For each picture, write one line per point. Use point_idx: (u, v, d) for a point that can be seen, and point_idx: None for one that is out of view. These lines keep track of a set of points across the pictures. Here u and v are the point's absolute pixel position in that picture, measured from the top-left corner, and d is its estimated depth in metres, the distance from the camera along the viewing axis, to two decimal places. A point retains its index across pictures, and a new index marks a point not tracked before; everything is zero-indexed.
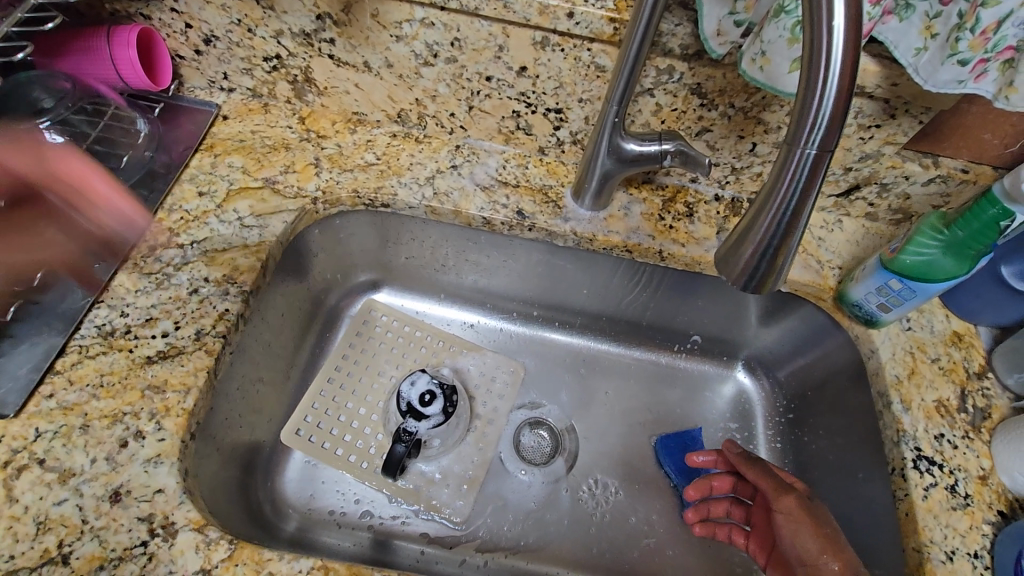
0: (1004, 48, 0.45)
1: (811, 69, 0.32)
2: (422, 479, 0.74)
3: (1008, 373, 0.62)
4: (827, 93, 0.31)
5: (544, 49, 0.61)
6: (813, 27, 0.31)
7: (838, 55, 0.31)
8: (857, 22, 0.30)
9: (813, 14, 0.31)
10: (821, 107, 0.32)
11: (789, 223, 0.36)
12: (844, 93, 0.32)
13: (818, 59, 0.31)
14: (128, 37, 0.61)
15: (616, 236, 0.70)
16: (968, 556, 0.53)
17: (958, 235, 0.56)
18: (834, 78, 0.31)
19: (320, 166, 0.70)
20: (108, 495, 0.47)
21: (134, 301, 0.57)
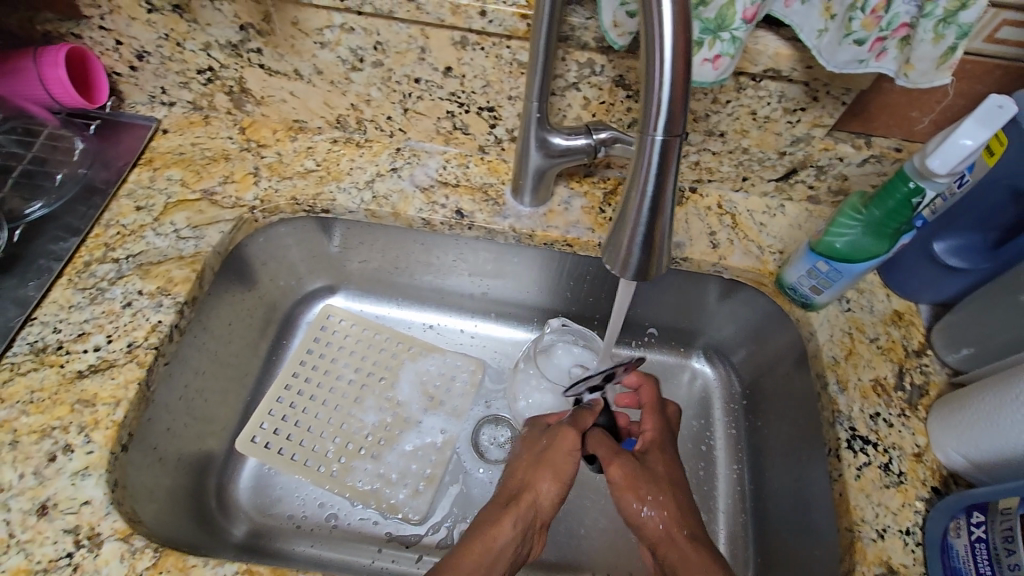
0: (899, 25, 0.46)
1: (651, 60, 0.34)
2: (379, 479, 0.73)
3: (946, 350, 0.62)
4: (665, 81, 0.34)
5: (465, 48, 0.62)
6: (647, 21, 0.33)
7: (669, 44, 0.33)
8: (683, 12, 0.33)
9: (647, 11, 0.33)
10: (662, 95, 0.35)
11: (654, 207, 0.38)
12: (680, 81, 0.34)
13: (654, 51, 0.34)
14: (55, 57, 0.63)
15: (555, 230, 0.70)
16: (900, 533, 0.53)
17: (875, 216, 0.57)
18: (669, 69, 0.34)
19: (259, 175, 0.70)
20: (35, 509, 0.48)
21: (67, 317, 0.58)
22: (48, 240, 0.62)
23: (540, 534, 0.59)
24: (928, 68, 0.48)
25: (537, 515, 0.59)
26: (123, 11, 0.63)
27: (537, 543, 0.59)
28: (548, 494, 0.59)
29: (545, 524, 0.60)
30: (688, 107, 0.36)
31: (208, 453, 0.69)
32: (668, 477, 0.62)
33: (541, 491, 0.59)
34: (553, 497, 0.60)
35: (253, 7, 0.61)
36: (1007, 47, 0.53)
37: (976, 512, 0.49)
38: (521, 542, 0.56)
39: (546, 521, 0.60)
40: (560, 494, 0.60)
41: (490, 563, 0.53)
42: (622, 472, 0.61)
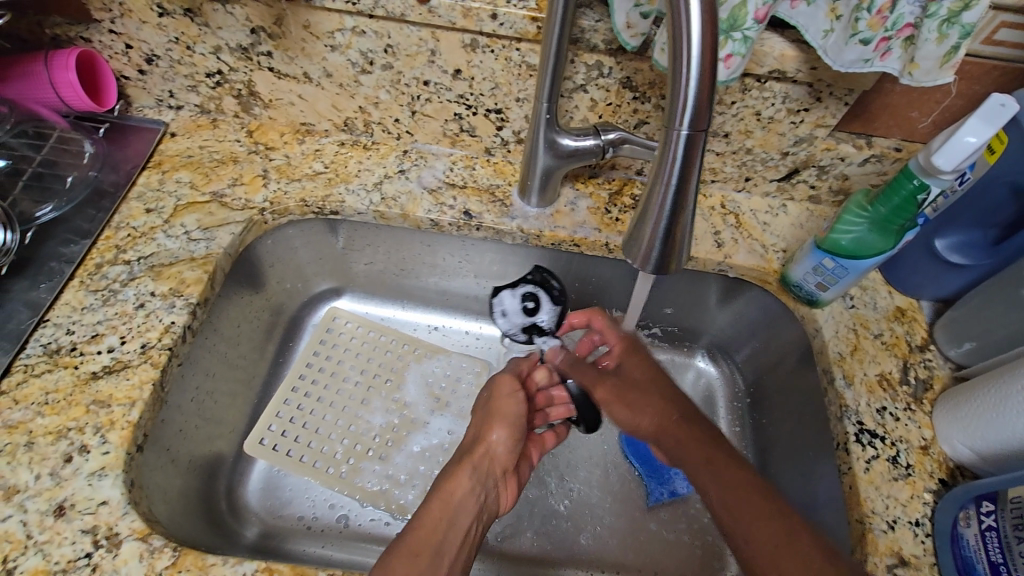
0: (903, 26, 0.48)
1: (678, 56, 0.35)
2: (388, 480, 0.73)
3: (949, 345, 0.63)
4: (691, 78, 0.35)
5: (475, 51, 0.63)
6: (675, 19, 0.34)
7: (697, 42, 0.34)
8: (711, 10, 0.33)
9: (675, 9, 0.34)
10: (689, 91, 0.35)
11: (678, 201, 0.39)
12: (707, 78, 0.35)
13: (681, 48, 0.34)
14: (66, 61, 0.63)
15: (562, 230, 0.70)
16: (909, 524, 0.54)
17: (881, 213, 0.58)
18: (696, 66, 0.34)
19: (268, 177, 0.71)
20: (53, 509, 0.48)
21: (80, 318, 0.58)
22: (59, 243, 0.62)
23: (509, 481, 0.64)
24: (931, 67, 0.49)
25: (494, 466, 0.64)
26: (134, 15, 0.63)
27: (503, 489, 0.63)
28: (500, 442, 0.65)
29: (508, 472, 0.64)
30: (713, 103, 0.36)
31: (218, 455, 0.69)
32: (651, 377, 0.65)
33: (492, 443, 0.65)
34: (506, 444, 0.65)
35: (264, 11, 0.62)
36: (1005, 48, 0.54)
37: (985, 502, 0.49)
38: (479, 491, 0.60)
39: (508, 468, 0.64)
40: (513, 444, 0.65)
41: (453, 516, 0.56)
42: (608, 393, 0.68)
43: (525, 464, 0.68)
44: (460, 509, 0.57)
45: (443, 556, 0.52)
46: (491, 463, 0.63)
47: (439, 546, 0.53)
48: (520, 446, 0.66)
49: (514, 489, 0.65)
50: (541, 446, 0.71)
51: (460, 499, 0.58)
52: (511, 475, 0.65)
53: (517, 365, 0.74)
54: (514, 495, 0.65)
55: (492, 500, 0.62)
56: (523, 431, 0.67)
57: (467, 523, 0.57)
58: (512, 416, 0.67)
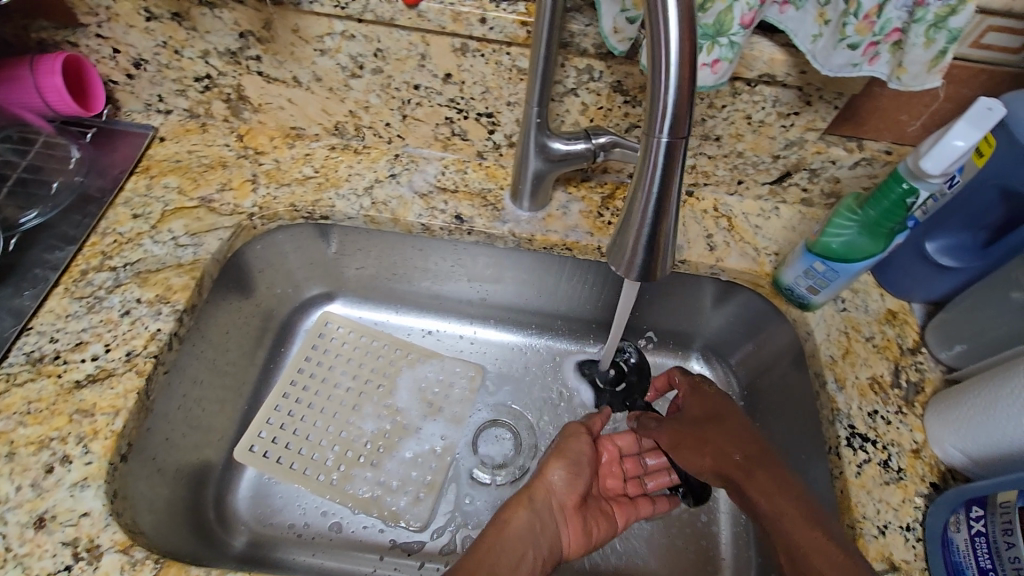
0: (891, 30, 0.48)
1: (656, 64, 0.35)
2: (379, 487, 0.72)
3: (940, 347, 0.63)
4: (670, 85, 0.35)
5: (465, 55, 0.62)
6: (654, 27, 0.34)
7: (676, 49, 0.34)
8: (688, 17, 0.33)
9: (654, 17, 0.34)
10: (668, 98, 0.35)
11: (660, 208, 0.39)
12: (685, 86, 0.35)
13: (660, 55, 0.34)
14: (52, 65, 0.62)
15: (554, 234, 0.70)
16: (900, 529, 0.54)
17: (871, 216, 0.58)
18: (674, 73, 0.34)
19: (257, 182, 0.70)
20: (33, 521, 0.47)
21: (65, 326, 0.57)
22: (43, 249, 0.61)
23: (576, 517, 0.65)
24: (920, 71, 0.49)
25: (552, 501, 0.65)
26: (121, 19, 0.63)
27: (569, 525, 0.64)
28: (558, 479, 0.66)
29: (569, 507, 0.65)
30: (693, 110, 0.36)
31: (206, 463, 0.68)
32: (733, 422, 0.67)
33: (552, 482, 0.66)
34: (565, 483, 0.66)
35: (252, 15, 0.61)
36: (992, 51, 0.55)
37: (975, 506, 0.49)
38: (537, 526, 0.62)
39: (574, 506, 0.65)
40: (572, 481, 0.67)
41: (507, 544, 0.59)
42: (669, 439, 0.68)
43: (596, 508, 0.68)
44: (513, 541, 0.60)
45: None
46: (551, 502, 0.65)
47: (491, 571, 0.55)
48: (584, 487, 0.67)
49: (580, 526, 0.65)
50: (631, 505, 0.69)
51: (514, 530, 0.61)
52: (581, 516, 0.65)
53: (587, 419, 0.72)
54: (580, 538, 0.64)
55: (556, 537, 0.63)
56: (583, 469, 0.68)
57: (522, 554, 0.59)
58: (574, 455, 0.68)
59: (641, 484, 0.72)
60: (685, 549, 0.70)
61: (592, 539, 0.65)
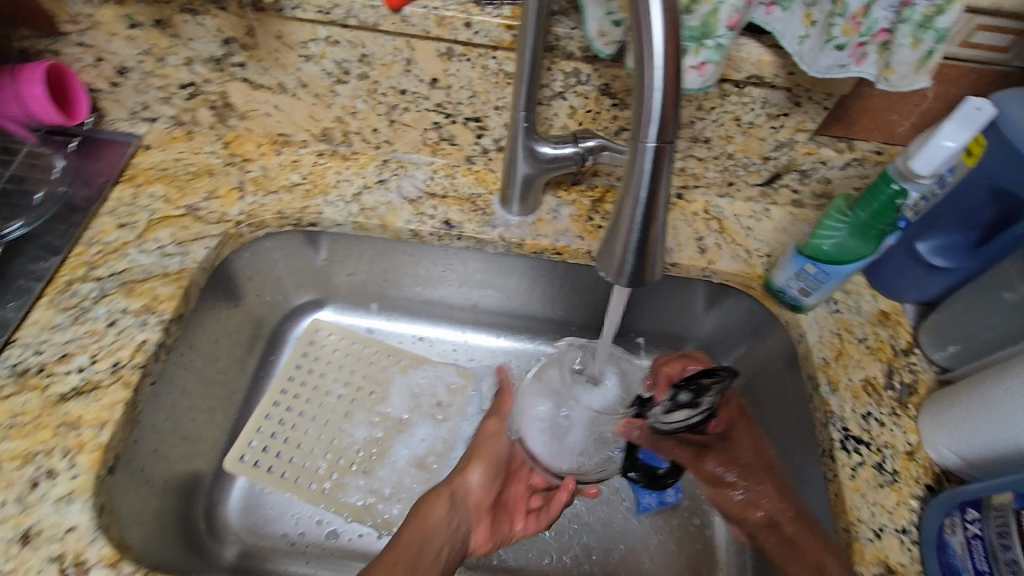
0: (878, 31, 0.47)
1: (641, 70, 0.34)
2: (371, 495, 0.72)
3: (933, 348, 0.63)
4: (656, 91, 0.34)
5: (451, 59, 0.62)
6: (639, 30, 0.34)
7: (662, 55, 0.33)
8: (673, 24, 0.33)
9: (640, 22, 0.33)
10: (655, 102, 0.35)
11: (648, 214, 0.38)
12: (672, 91, 0.34)
13: (645, 59, 0.34)
14: (33, 74, 0.62)
15: (544, 239, 0.69)
16: (896, 532, 0.53)
17: (861, 218, 0.57)
18: (660, 78, 0.34)
19: (244, 190, 0.70)
20: (18, 537, 0.47)
21: (49, 338, 0.57)
22: (28, 260, 0.61)
23: (484, 518, 0.64)
24: (908, 72, 0.49)
25: (470, 502, 0.63)
26: (103, 27, 0.62)
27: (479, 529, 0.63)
28: (476, 480, 0.65)
29: (483, 508, 0.64)
30: (679, 116, 0.36)
31: (195, 474, 0.67)
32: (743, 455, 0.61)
33: (470, 482, 0.64)
34: (482, 482, 0.65)
35: (236, 22, 0.61)
36: (981, 50, 0.54)
37: (970, 509, 0.49)
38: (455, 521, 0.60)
39: (485, 507, 0.64)
40: (488, 482, 0.65)
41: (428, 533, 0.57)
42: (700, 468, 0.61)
43: (506, 505, 0.67)
44: (431, 535, 0.57)
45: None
46: (467, 505, 0.63)
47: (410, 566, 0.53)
48: (495, 486, 0.66)
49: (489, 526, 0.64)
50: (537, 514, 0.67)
51: (435, 525, 0.58)
52: (484, 515, 0.64)
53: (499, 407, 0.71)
54: (488, 538, 0.63)
55: (467, 535, 0.61)
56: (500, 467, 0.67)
57: (445, 555, 0.57)
58: (491, 457, 0.66)
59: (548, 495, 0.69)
60: (680, 553, 0.70)
61: (495, 540, 0.64)
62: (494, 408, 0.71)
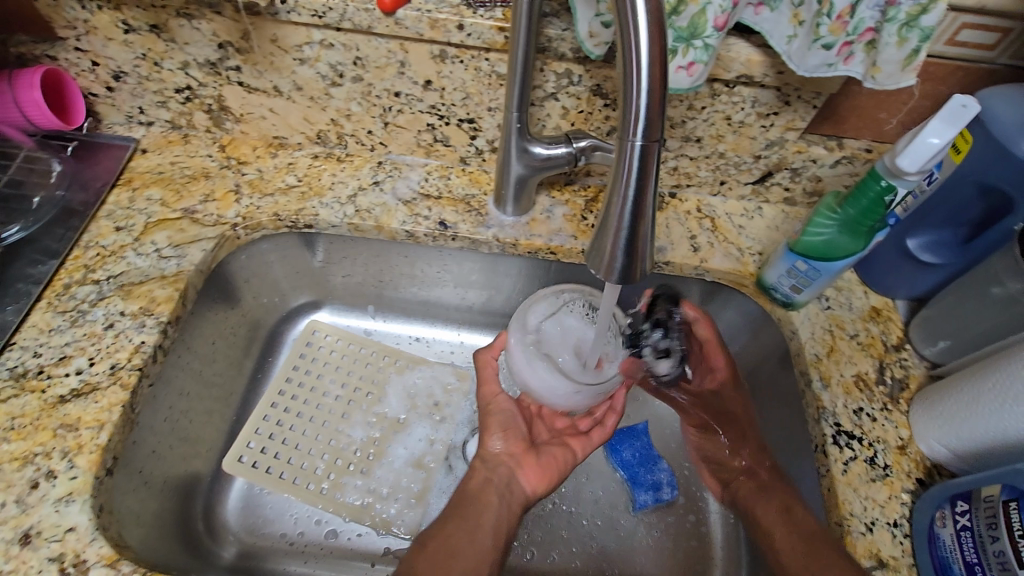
0: (865, 30, 0.48)
1: (627, 70, 0.35)
2: (369, 495, 0.72)
3: (924, 344, 0.63)
4: (641, 90, 0.35)
5: (444, 61, 0.63)
6: (624, 30, 0.34)
7: (646, 55, 0.34)
8: (659, 23, 0.33)
9: (624, 22, 0.34)
10: (640, 102, 0.35)
11: (636, 211, 0.38)
12: (657, 91, 0.35)
13: (631, 60, 0.34)
14: (31, 79, 0.63)
15: (538, 239, 0.70)
16: (887, 526, 0.54)
17: (850, 214, 0.58)
18: (646, 77, 0.34)
19: (240, 193, 0.70)
20: (18, 538, 0.47)
21: (47, 341, 0.57)
22: (26, 263, 0.61)
23: (530, 462, 0.65)
24: (895, 70, 0.49)
25: (501, 463, 0.65)
26: (99, 32, 0.63)
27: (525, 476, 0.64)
28: (497, 446, 0.65)
29: (519, 454, 0.65)
30: (666, 115, 0.36)
31: (194, 475, 0.68)
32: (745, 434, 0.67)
33: (490, 448, 0.65)
34: (504, 444, 0.65)
35: (231, 26, 0.61)
36: (967, 49, 0.55)
37: (959, 501, 0.49)
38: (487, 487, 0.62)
39: (523, 451, 0.65)
40: (508, 437, 0.66)
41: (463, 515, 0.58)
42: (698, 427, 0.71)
43: (551, 445, 0.67)
44: (472, 506, 0.59)
45: (454, 558, 0.54)
46: (501, 464, 0.64)
47: (457, 539, 0.56)
48: (518, 436, 0.66)
49: (536, 471, 0.64)
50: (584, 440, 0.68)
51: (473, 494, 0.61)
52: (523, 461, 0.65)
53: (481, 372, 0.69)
54: (542, 477, 0.64)
55: (514, 485, 0.63)
56: (514, 424, 0.67)
57: (493, 514, 0.59)
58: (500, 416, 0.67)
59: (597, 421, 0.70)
60: (675, 549, 0.70)
61: (553, 478, 0.65)
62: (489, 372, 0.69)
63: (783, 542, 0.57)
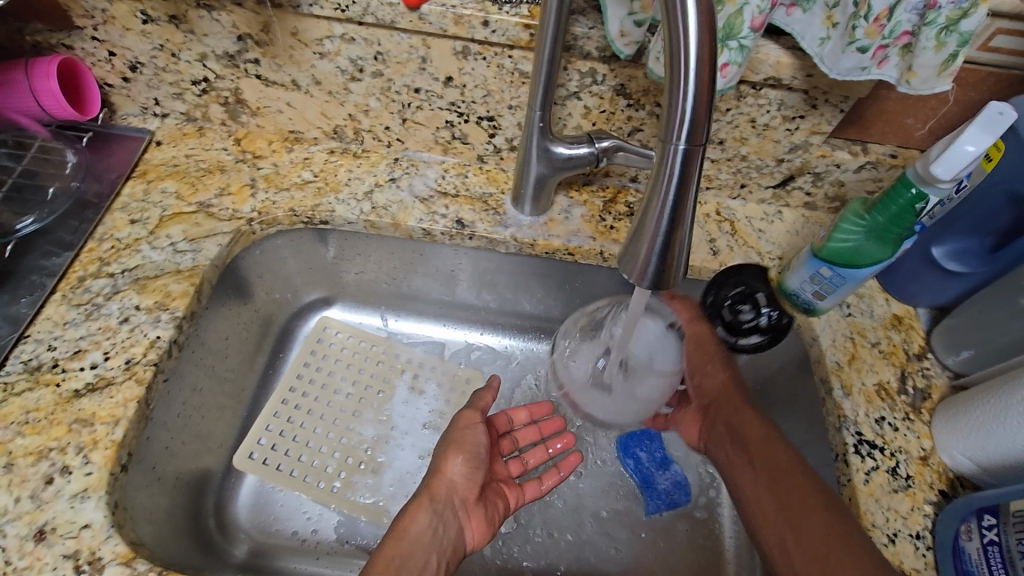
0: (901, 33, 0.47)
1: (673, 72, 0.34)
2: (381, 495, 0.72)
3: (946, 353, 0.62)
4: (689, 91, 0.34)
5: (466, 58, 0.62)
6: (672, 27, 0.33)
7: (695, 57, 0.33)
8: (709, 26, 0.32)
9: (672, 17, 0.32)
10: (686, 105, 0.34)
11: (675, 217, 0.37)
12: (704, 92, 0.34)
13: (678, 58, 0.33)
14: (47, 68, 0.62)
15: (556, 239, 0.69)
16: (910, 537, 0.53)
17: (878, 222, 0.57)
18: (693, 80, 0.33)
19: (255, 187, 0.69)
20: (33, 534, 0.47)
21: (62, 334, 0.57)
22: (39, 255, 0.60)
23: (476, 511, 0.62)
24: (930, 75, 0.48)
25: (454, 498, 0.61)
26: (117, 22, 0.62)
27: (473, 522, 0.61)
28: (457, 472, 0.61)
29: (471, 501, 0.61)
30: (711, 119, 0.35)
31: (204, 471, 0.67)
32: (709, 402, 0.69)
33: (451, 478, 0.61)
34: (465, 475, 0.62)
35: (251, 18, 0.60)
36: (1000, 54, 0.54)
37: (986, 515, 0.49)
38: (438, 527, 0.57)
39: (475, 499, 0.62)
40: (470, 473, 0.62)
41: (413, 547, 0.55)
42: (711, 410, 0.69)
43: (492, 491, 0.65)
44: (413, 551, 0.54)
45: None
46: (451, 505, 0.60)
47: None
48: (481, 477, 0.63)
49: (483, 517, 0.62)
50: (516, 490, 0.67)
51: (414, 539, 0.55)
52: (474, 506, 0.62)
53: (476, 400, 0.68)
54: (484, 528, 0.62)
55: (459, 535, 0.59)
56: (480, 458, 0.64)
57: (426, 560, 0.55)
58: (472, 446, 0.64)
59: (521, 462, 0.71)
60: (687, 554, 0.69)
61: (494, 524, 0.63)
62: (471, 401, 0.67)
63: (744, 480, 0.61)
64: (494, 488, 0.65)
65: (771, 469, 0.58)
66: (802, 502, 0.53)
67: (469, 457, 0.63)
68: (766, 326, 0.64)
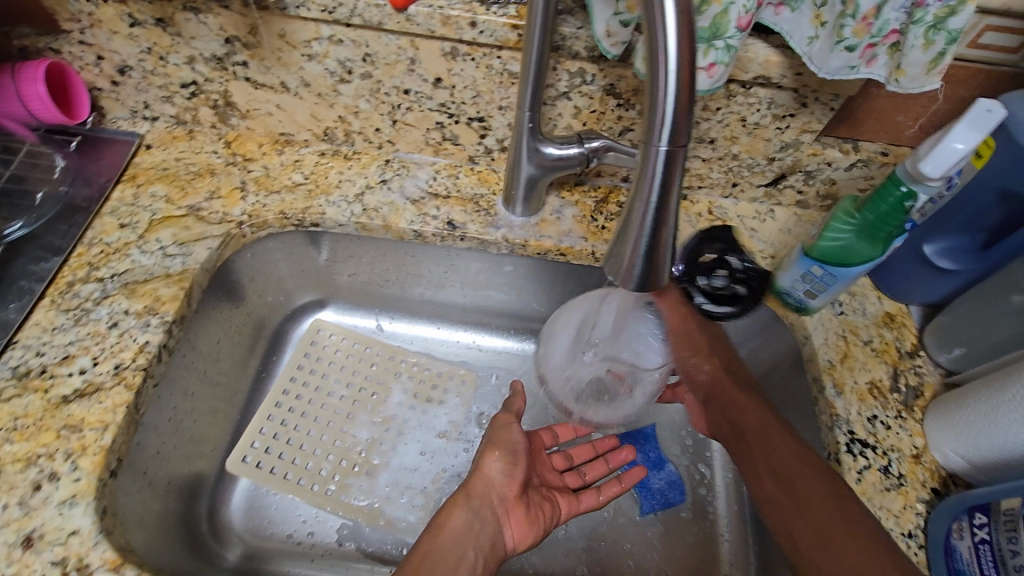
0: (889, 32, 0.47)
1: (654, 73, 0.34)
2: (377, 497, 0.71)
3: (939, 351, 0.62)
4: (668, 92, 0.33)
5: (455, 59, 0.61)
6: (650, 28, 0.33)
7: (674, 58, 0.33)
8: (687, 27, 0.32)
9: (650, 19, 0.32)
10: (666, 106, 0.34)
11: (658, 218, 0.37)
12: (685, 92, 0.34)
13: (658, 59, 0.33)
14: (35, 72, 0.62)
15: (548, 240, 0.69)
16: (902, 536, 0.53)
17: (868, 219, 0.57)
18: (672, 81, 0.33)
19: (246, 190, 0.69)
20: (21, 540, 0.47)
21: (51, 339, 0.56)
22: (28, 260, 0.60)
23: (517, 511, 0.61)
24: (918, 74, 0.48)
25: (491, 497, 0.61)
26: (104, 25, 0.62)
27: (513, 522, 0.60)
28: (495, 470, 0.62)
29: (509, 499, 0.61)
30: (692, 120, 0.35)
31: (197, 475, 0.67)
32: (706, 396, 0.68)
33: (489, 475, 0.62)
34: (503, 474, 0.62)
35: (238, 20, 0.60)
36: (990, 52, 0.54)
37: (978, 513, 0.49)
38: (476, 525, 0.58)
39: (514, 497, 0.62)
40: (507, 470, 0.62)
41: (447, 543, 0.55)
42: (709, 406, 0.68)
43: (535, 494, 0.65)
44: (450, 546, 0.55)
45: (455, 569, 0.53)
46: (488, 501, 0.60)
47: None
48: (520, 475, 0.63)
49: (524, 516, 0.61)
50: (570, 500, 0.67)
51: (451, 534, 0.56)
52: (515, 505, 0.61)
53: (510, 404, 0.69)
54: (524, 528, 0.61)
55: (497, 534, 0.59)
56: (516, 455, 0.64)
57: (463, 554, 0.55)
58: (507, 444, 0.64)
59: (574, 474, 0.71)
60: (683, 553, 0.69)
61: (537, 526, 0.62)
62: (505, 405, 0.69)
63: (750, 473, 0.60)
64: (536, 492, 0.65)
65: (773, 456, 0.57)
66: (806, 489, 0.53)
67: (510, 456, 0.63)
68: (744, 289, 0.65)
